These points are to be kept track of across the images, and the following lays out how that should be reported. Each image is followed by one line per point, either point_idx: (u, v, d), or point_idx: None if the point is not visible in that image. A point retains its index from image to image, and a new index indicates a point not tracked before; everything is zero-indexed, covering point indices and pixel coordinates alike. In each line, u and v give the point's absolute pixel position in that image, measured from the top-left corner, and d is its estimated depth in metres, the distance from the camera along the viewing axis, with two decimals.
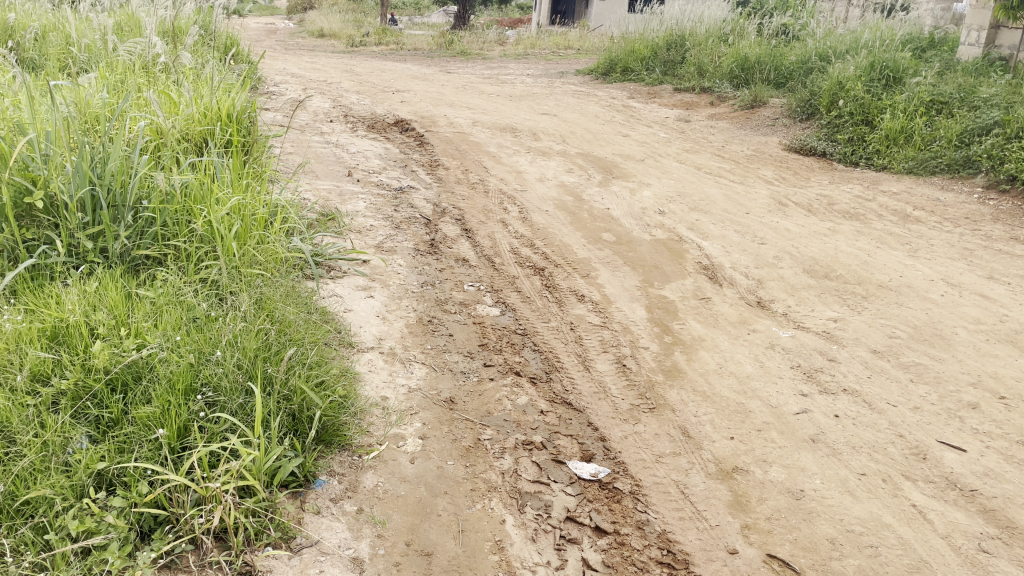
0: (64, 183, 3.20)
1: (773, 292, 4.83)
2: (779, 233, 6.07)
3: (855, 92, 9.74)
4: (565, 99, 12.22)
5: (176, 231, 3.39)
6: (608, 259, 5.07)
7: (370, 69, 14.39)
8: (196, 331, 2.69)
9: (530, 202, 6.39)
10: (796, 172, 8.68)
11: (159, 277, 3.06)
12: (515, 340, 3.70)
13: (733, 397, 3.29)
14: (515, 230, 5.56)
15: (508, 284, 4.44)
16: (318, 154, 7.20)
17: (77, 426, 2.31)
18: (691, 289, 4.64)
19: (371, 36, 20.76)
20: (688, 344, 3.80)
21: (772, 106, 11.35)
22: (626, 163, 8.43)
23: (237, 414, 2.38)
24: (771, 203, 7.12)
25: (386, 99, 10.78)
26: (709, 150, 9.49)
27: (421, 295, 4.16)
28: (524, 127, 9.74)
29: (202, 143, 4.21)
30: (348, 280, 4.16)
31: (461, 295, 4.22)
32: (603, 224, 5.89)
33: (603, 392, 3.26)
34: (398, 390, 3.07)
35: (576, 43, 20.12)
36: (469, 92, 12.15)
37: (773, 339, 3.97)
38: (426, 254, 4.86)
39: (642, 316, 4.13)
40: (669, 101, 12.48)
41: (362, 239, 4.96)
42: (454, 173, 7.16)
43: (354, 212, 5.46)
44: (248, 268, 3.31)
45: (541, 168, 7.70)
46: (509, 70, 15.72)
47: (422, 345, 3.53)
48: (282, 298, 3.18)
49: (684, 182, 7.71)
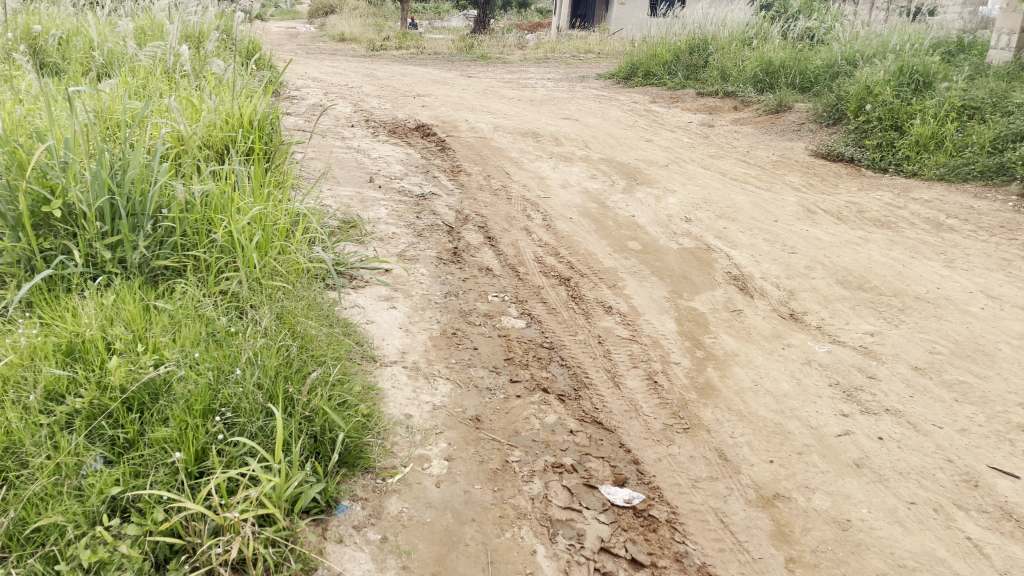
0: (83, 192, 3.12)
1: (806, 304, 4.69)
2: (810, 242, 5.91)
3: (884, 96, 9.53)
4: (587, 104, 12.10)
5: (197, 241, 3.30)
6: (635, 268, 4.94)
7: (391, 73, 14.35)
8: (217, 347, 2.60)
9: (554, 208, 6.27)
10: (824, 178, 8.50)
11: (178, 289, 2.98)
12: (541, 353, 3.58)
13: (771, 417, 3.15)
14: (540, 237, 5.44)
15: (534, 295, 4.32)
16: (339, 159, 7.14)
17: (92, 447, 2.22)
18: (722, 300, 4.51)
19: (392, 40, 20.77)
20: (721, 359, 3.67)
21: (798, 111, 11.16)
22: (650, 169, 8.29)
23: (257, 437, 2.28)
24: (800, 211, 6.96)
25: (407, 104, 10.71)
26: (735, 156, 9.33)
27: (444, 306, 4.05)
28: (546, 132, 9.63)
29: (223, 150, 4.13)
30: (371, 291, 4.07)
31: (485, 306, 4.11)
32: (628, 231, 5.77)
33: (634, 410, 3.13)
34: (422, 407, 2.95)
35: (597, 47, 20.01)
36: (490, 97, 12.07)
37: (809, 354, 3.83)
38: (449, 262, 4.76)
39: (672, 329, 4.00)
40: (691, 106, 12.32)
41: (384, 247, 4.87)
42: (476, 179, 7.07)
43: (376, 219, 5.37)
44: (270, 280, 3.21)
45: (564, 174, 7.58)
46: (530, 75, 15.63)
47: (446, 359, 3.42)
48: (305, 311, 3.07)
49: (710, 189, 7.57)
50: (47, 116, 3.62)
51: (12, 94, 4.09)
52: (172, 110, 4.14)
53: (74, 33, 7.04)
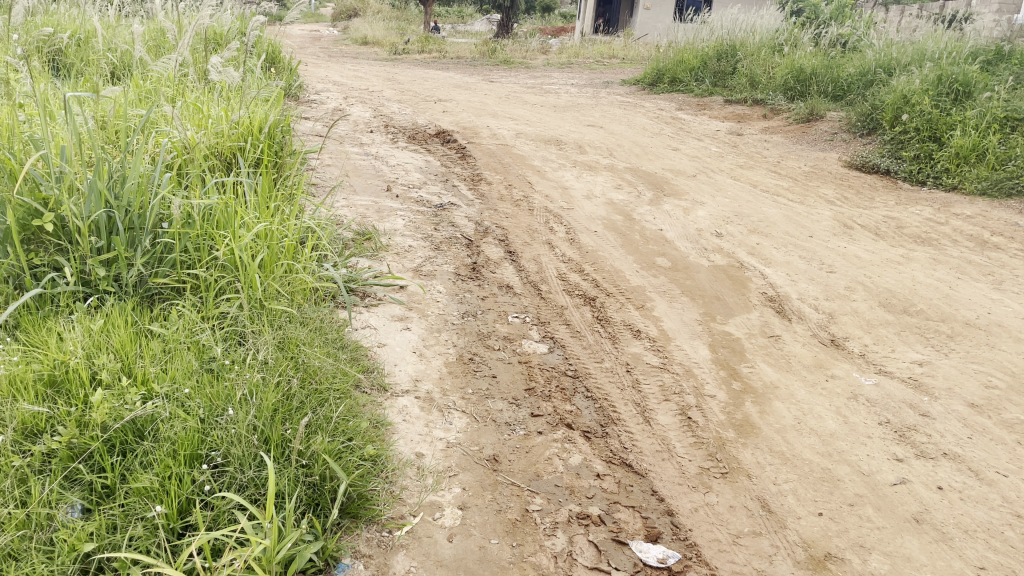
0: (78, 204, 2.91)
1: (847, 329, 4.41)
2: (848, 260, 5.61)
3: (922, 106, 9.17)
4: (612, 111, 11.84)
5: (198, 258, 3.08)
6: (664, 287, 4.68)
7: (413, 77, 14.16)
8: (211, 381, 2.36)
9: (578, 220, 6.02)
10: (859, 191, 8.18)
11: (174, 312, 2.75)
12: (565, 383, 3.32)
13: (817, 461, 2.88)
14: (563, 252, 5.19)
15: (556, 316, 4.07)
16: (356, 166, 6.93)
17: (67, 494, 1.99)
18: (758, 324, 4.23)
19: (414, 44, 20.61)
20: (760, 392, 3.40)
21: (830, 120, 10.84)
22: (677, 179, 8.02)
23: (247, 489, 2.04)
24: (836, 226, 6.66)
25: (428, 109, 10.50)
26: (765, 166, 9.03)
27: (461, 327, 3.81)
28: (570, 139, 9.38)
29: (231, 159, 3.92)
30: (384, 310, 3.83)
31: (505, 328, 3.86)
32: (656, 247, 5.50)
33: (667, 451, 2.87)
34: (434, 445, 2.70)
35: (621, 52, 19.75)
36: (513, 102, 11.83)
37: (856, 387, 3.54)
38: (467, 279, 4.51)
39: (706, 356, 3.73)
40: (719, 113, 12.02)
41: (399, 262, 4.65)
42: (497, 189, 6.83)
43: (392, 231, 5.16)
44: (274, 303, 2.99)
45: (589, 184, 7.33)
46: (554, 80, 15.39)
47: (463, 388, 3.16)
48: (310, 338, 2.84)
49: (740, 201, 7.28)
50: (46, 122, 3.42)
51: (12, 97, 3.91)
52: (178, 116, 3.93)
53: (86, 33, 6.86)
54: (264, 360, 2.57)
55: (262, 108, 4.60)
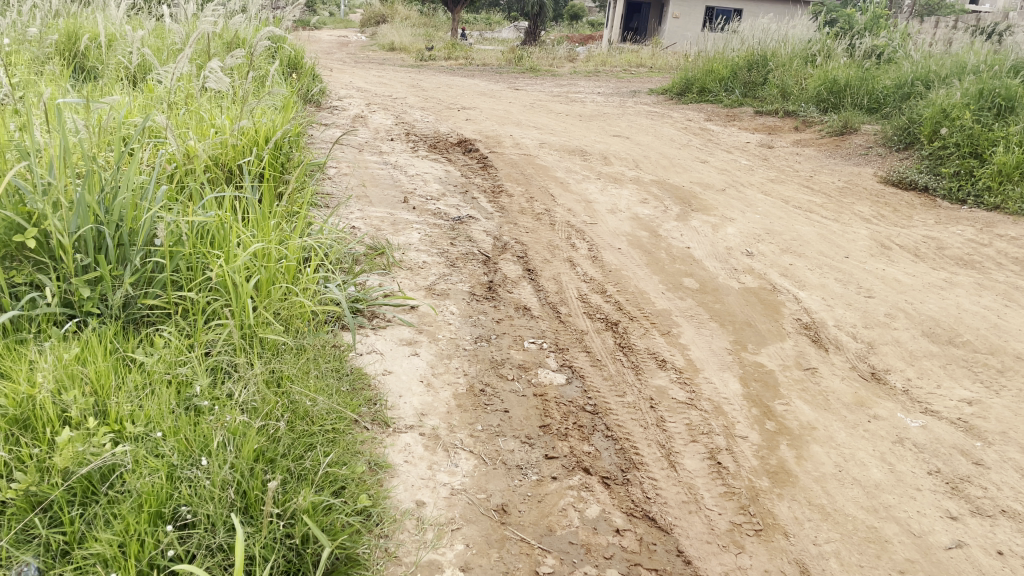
0: (64, 219, 2.71)
1: (888, 361, 4.12)
2: (888, 284, 5.30)
3: (962, 120, 8.81)
4: (638, 120, 11.57)
5: (190, 279, 2.87)
6: (691, 311, 4.41)
7: (437, 84, 14.00)
8: (189, 423, 2.14)
9: (601, 236, 5.77)
10: (896, 209, 7.85)
11: (159, 341, 2.54)
12: (583, 420, 3.06)
13: (862, 518, 2.61)
14: (585, 271, 4.93)
15: (576, 342, 3.81)
16: (374, 176, 6.74)
17: (19, 552, 1.77)
18: (792, 355, 3.94)
19: (441, 50, 20.49)
20: (797, 434, 3.12)
21: (864, 133, 10.51)
22: (705, 193, 7.73)
23: (218, 554, 1.83)
24: (872, 246, 6.34)
25: (450, 117, 10.30)
26: (797, 181, 8.72)
27: (474, 353, 3.56)
28: (595, 150, 9.13)
29: (233, 172, 3.73)
30: (393, 333, 3.62)
31: (521, 355, 3.61)
32: (683, 266, 5.23)
33: (695, 503, 2.60)
34: (437, 492, 2.46)
35: (649, 61, 19.49)
36: (537, 111, 11.61)
37: (901, 430, 3.24)
38: (483, 299, 4.27)
39: (736, 391, 3.45)
40: (749, 125, 11.71)
41: (412, 279, 4.43)
42: (518, 201, 6.59)
43: (407, 245, 4.95)
44: (268, 329, 2.77)
45: (613, 198, 7.07)
46: (580, 88, 15.16)
47: (472, 425, 2.92)
48: (304, 372, 2.62)
49: (772, 217, 6.98)
50: (39, 130, 3.22)
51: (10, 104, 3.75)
52: (179, 128, 3.75)
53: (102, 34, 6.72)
54: (252, 399, 2.35)
55: (271, 117, 4.40)
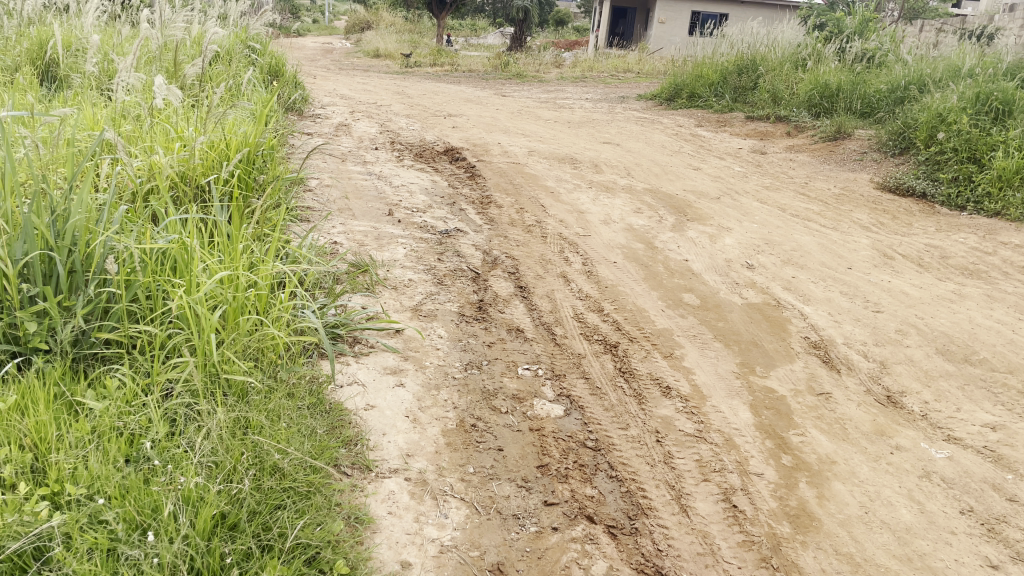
0: (8, 245, 2.43)
1: (903, 382, 3.88)
2: (895, 297, 5.07)
3: (959, 124, 8.63)
4: (628, 127, 11.36)
5: (149, 311, 2.60)
6: (693, 330, 4.16)
7: (423, 91, 13.75)
8: (138, 484, 1.88)
9: (595, 249, 5.52)
10: (895, 216, 7.66)
11: (112, 383, 2.27)
12: (584, 458, 2.81)
13: (895, 570, 2.38)
14: (579, 287, 4.68)
15: (573, 367, 3.56)
16: (358, 187, 6.48)
17: None
18: (804, 377, 3.69)
19: (426, 56, 20.25)
20: (816, 469, 2.88)
21: (858, 138, 10.34)
22: (700, 202, 7.51)
23: None
24: (875, 256, 6.13)
25: (436, 124, 10.06)
26: (793, 188, 8.52)
27: (464, 382, 3.30)
28: (585, 157, 8.90)
29: (201, 190, 3.45)
30: (375, 360, 3.37)
31: (515, 382, 3.35)
32: (682, 281, 4.98)
33: (711, 555, 2.37)
34: (425, 551, 2.21)
35: (636, 66, 19.32)
36: (525, 117, 11.38)
37: (927, 463, 3.01)
38: (472, 320, 4.02)
39: (747, 421, 3.20)
40: (740, 131, 11.52)
41: (397, 298, 4.17)
42: (508, 212, 6.34)
43: (391, 263, 4.70)
44: (236, 365, 2.50)
45: (606, 208, 6.83)
46: (568, 94, 14.95)
47: (463, 467, 2.66)
48: (273, 417, 2.36)
49: (770, 226, 6.76)
50: None
51: None
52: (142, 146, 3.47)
53: (72, 40, 6.44)
54: (212, 452, 2.09)
55: (243, 129, 4.13)
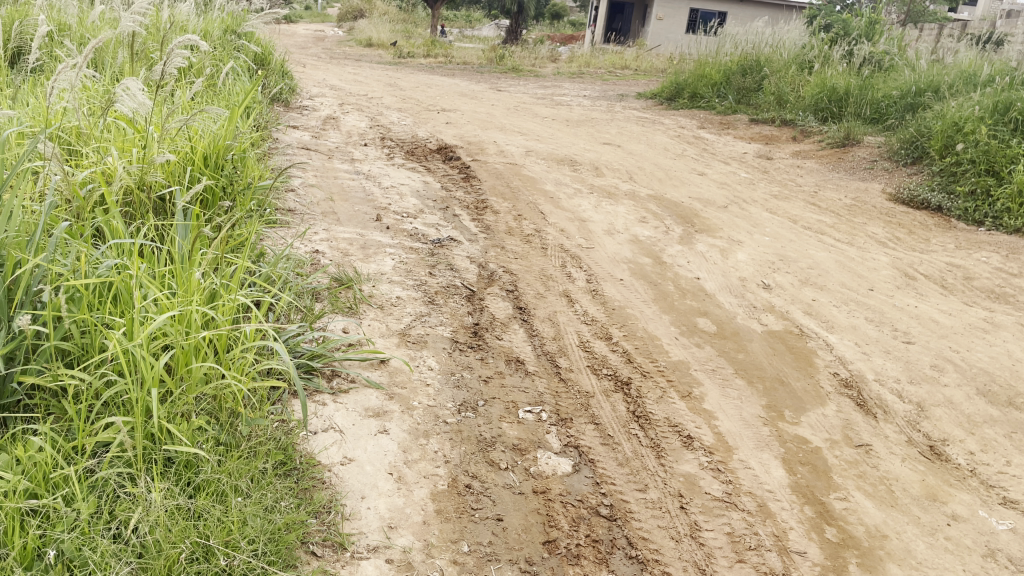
0: None
1: (945, 428, 3.49)
2: (924, 326, 4.68)
3: (977, 135, 8.26)
4: (629, 127, 10.94)
5: (84, 353, 2.16)
6: (711, 363, 3.75)
7: (416, 83, 13.27)
8: None
9: (600, 264, 5.11)
10: (911, 230, 7.29)
11: (29, 448, 1.85)
12: (597, 531, 2.41)
13: None
14: (584, 310, 4.26)
15: (580, 410, 3.13)
16: (344, 188, 6.04)
17: None
18: (838, 425, 3.29)
19: (420, 48, 19.73)
20: (866, 546, 2.50)
21: (867, 146, 9.97)
22: (707, 211, 7.11)
23: None
24: (895, 276, 5.75)
25: (430, 120, 9.59)
26: (802, 197, 8.14)
27: (457, 428, 2.88)
28: (585, 159, 8.47)
29: (161, 202, 3.00)
30: (357, 400, 2.94)
31: (516, 428, 2.94)
32: (695, 303, 4.57)
33: None
34: None
35: (634, 63, 18.89)
36: (522, 114, 10.93)
37: (989, 538, 2.63)
38: (466, 348, 3.59)
39: (782, 481, 2.80)
40: (745, 134, 11.13)
41: (383, 319, 3.74)
42: (505, 220, 5.92)
43: (378, 277, 4.27)
44: (186, 425, 2.07)
45: (609, 216, 6.42)
46: (566, 91, 14.49)
47: (455, 544, 2.25)
48: (221, 500, 1.98)
49: (782, 240, 6.37)
50: None
51: None
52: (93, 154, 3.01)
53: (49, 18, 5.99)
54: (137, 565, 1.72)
55: (212, 129, 3.71)
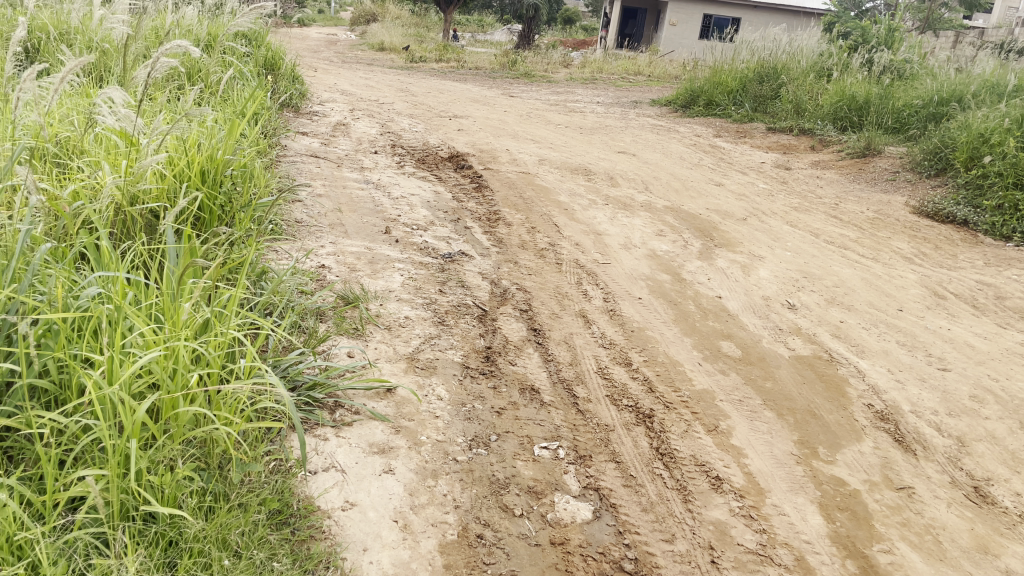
0: None
1: (990, 465, 3.26)
2: (959, 350, 4.44)
3: (1005, 147, 7.99)
4: (644, 135, 10.73)
5: (61, 393, 1.96)
6: (738, 392, 3.53)
7: (427, 89, 13.10)
8: None
9: (617, 281, 4.90)
10: (937, 245, 7.04)
11: None
12: None
13: None
14: (602, 331, 4.05)
15: (600, 446, 2.92)
16: (352, 198, 5.85)
17: None
18: (877, 464, 3.07)
19: (432, 52, 19.58)
20: None
21: (888, 156, 9.73)
22: (726, 223, 6.88)
23: None
24: (924, 295, 5.51)
25: (441, 127, 9.40)
26: (823, 209, 7.90)
27: (468, 467, 2.67)
28: (600, 169, 8.26)
29: (150, 221, 2.79)
30: (360, 434, 2.73)
31: (532, 466, 2.73)
32: (718, 324, 4.35)
33: None
34: None
35: (647, 69, 18.67)
36: (535, 121, 10.74)
37: None
38: (478, 374, 3.38)
39: (819, 531, 2.59)
40: (762, 143, 10.90)
41: (390, 341, 3.54)
42: (518, 232, 5.71)
43: (386, 294, 4.07)
44: (168, 476, 1.87)
45: (625, 229, 6.21)
46: (579, 97, 14.28)
47: None
48: (205, 565, 1.77)
49: (805, 255, 6.14)
50: None
51: None
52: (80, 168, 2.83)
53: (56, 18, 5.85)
54: None
55: (211, 142, 3.52)
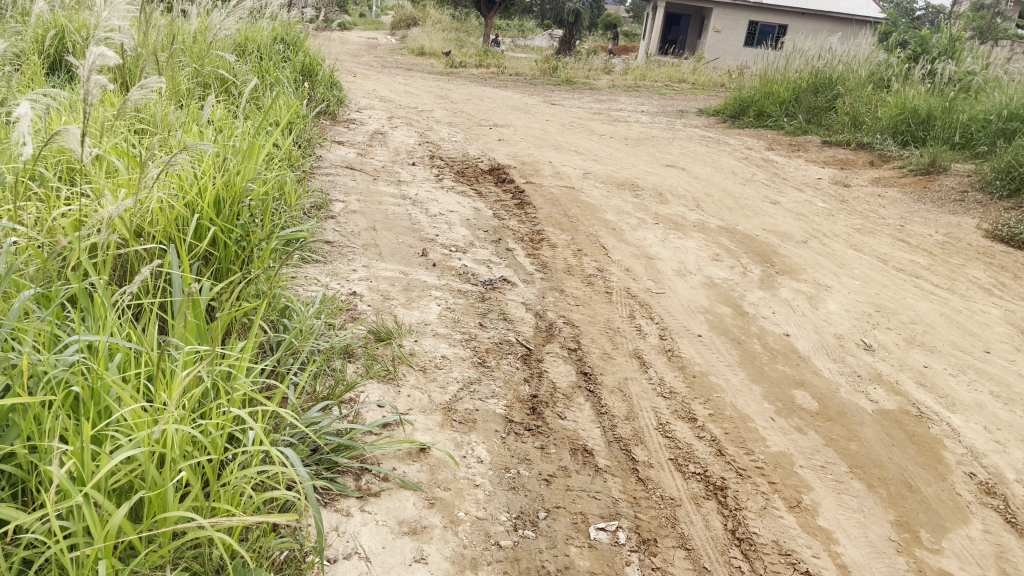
0: None
1: None
2: None
3: None
4: (692, 147, 10.26)
5: (30, 482, 1.61)
6: (820, 456, 3.10)
7: (467, 96, 12.76)
8: None
9: (673, 314, 4.47)
10: (1017, 274, 6.47)
11: None
12: None
13: None
14: (660, 376, 3.63)
15: (666, 528, 2.51)
16: (388, 214, 5.51)
17: None
18: (990, 555, 2.63)
19: (471, 58, 19.25)
20: None
21: (955, 175, 9.14)
22: (785, 247, 6.40)
23: None
24: (1012, 334, 4.99)
25: (482, 137, 9.04)
26: (888, 231, 7.38)
27: (513, 556, 2.27)
28: (648, 184, 7.83)
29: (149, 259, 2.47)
30: (389, 508, 2.35)
31: (590, 554, 2.33)
32: (789, 369, 3.91)
33: None
34: None
35: (692, 76, 18.13)
36: (578, 131, 10.32)
37: None
38: (523, 430, 2.99)
39: None
40: (817, 157, 10.35)
41: (425, 386, 3.16)
42: (563, 256, 5.31)
43: (420, 329, 3.70)
44: None
45: (678, 252, 5.78)
46: (623, 105, 13.83)
47: None
48: None
49: (874, 285, 5.64)
50: None
51: None
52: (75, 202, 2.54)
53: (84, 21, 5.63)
54: None
55: (229, 168, 3.21)
